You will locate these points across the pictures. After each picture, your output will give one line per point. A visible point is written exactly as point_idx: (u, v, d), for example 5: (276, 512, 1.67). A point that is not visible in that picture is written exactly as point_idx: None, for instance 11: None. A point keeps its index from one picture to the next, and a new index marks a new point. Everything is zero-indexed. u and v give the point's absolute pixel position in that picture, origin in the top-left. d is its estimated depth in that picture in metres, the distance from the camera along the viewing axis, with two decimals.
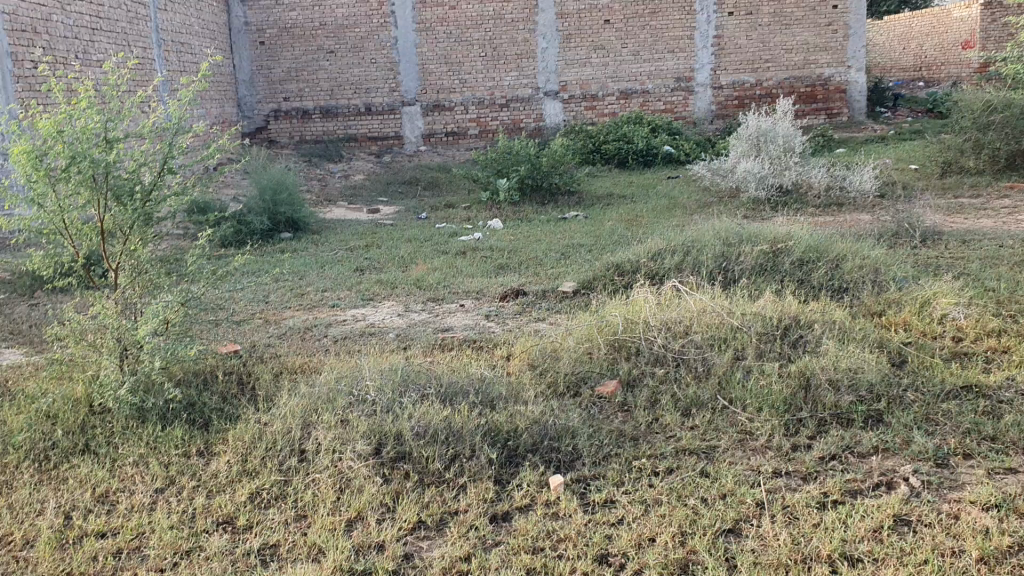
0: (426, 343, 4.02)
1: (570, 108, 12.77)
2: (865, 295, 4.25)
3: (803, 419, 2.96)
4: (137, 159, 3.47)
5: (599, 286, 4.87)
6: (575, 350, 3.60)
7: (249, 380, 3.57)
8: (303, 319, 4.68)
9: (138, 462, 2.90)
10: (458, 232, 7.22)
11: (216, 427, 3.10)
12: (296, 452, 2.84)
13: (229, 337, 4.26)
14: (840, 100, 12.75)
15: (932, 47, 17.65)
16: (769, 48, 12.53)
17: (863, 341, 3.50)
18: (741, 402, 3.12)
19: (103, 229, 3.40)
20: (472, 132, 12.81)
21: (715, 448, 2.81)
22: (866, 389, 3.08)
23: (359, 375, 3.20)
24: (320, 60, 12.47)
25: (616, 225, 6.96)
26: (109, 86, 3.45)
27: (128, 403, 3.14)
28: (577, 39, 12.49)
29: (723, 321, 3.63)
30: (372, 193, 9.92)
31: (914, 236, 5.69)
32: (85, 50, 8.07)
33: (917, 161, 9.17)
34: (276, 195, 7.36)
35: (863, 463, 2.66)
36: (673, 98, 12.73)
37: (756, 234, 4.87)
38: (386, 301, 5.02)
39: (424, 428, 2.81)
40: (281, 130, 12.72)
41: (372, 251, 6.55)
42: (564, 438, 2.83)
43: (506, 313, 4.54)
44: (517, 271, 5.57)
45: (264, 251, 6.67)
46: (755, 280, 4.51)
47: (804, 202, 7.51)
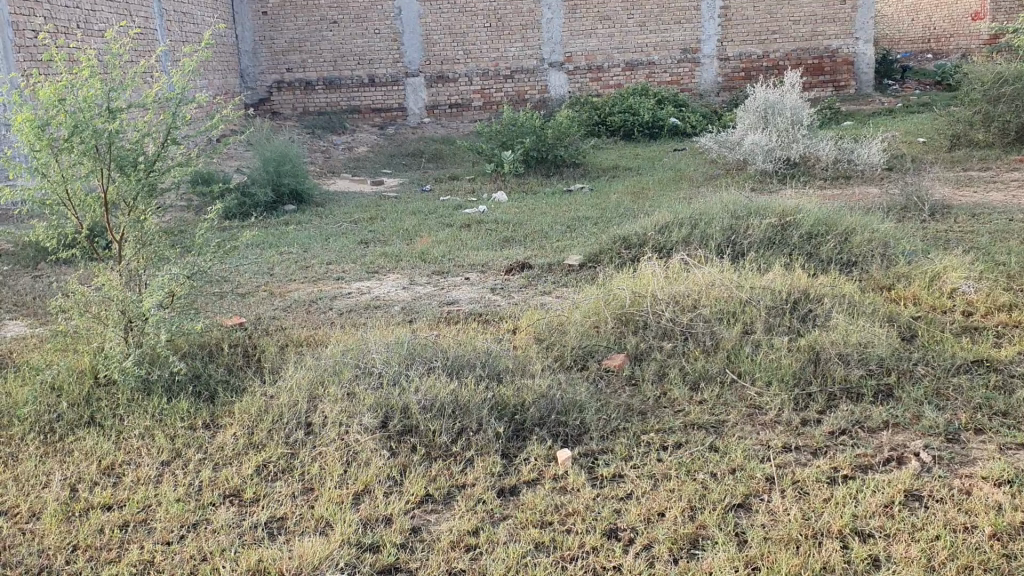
0: (431, 316, 4.00)
1: (575, 79, 12.67)
2: (874, 268, 4.21)
3: (812, 393, 2.94)
4: (139, 129, 3.44)
5: (605, 259, 4.84)
6: (582, 323, 3.58)
7: (254, 353, 3.56)
8: (307, 291, 4.66)
9: (143, 435, 2.89)
10: (463, 204, 7.18)
11: (221, 400, 3.08)
12: (302, 425, 2.82)
13: (233, 310, 4.24)
14: (847, 72, 12.65)
15: (941, 19, 17.49)
16: (776, 19, 12.41)
17: (872, 316, 3.47)
18: (749, 375, 3.10)
19: (106, 199, 3.38)
20: (476, 104, 12.73)
21: (724, 422, 2.79)
22: (876, 363, 3.05)
23: (365, 348, 3.18)
24: (323, 31, 12.35)
25: (622, 198, 6.92)
26: (110, 55, 3.41)
27: (133, 375, 3.12)
28: (583, 10, 12.37)
29: (732, 295, 3.60)
30: (375, 165, 9.86)
31: (922, 210, 5.64)
32: (86, 19, 8.00)
33: (925, 134, 9.09)
34: (280, 167, 7.31)
35: (874, 438, 2.64)
36: (679, 69, 12.62)
37: (764, 207, 4.82)
38: (391, 274, 4.99)
39: (431, 401, 2.79)
40: (284, 101, 12.63)
41: (376, 223, 6.52)
42: (572, 411, 2.81)
43: (511, 286, 4.51)
44: (522, 244, 5.54)
45: (268, 223, 6.64)
46: (762, 254, 4.47)
47: (811, 175, 7.46)
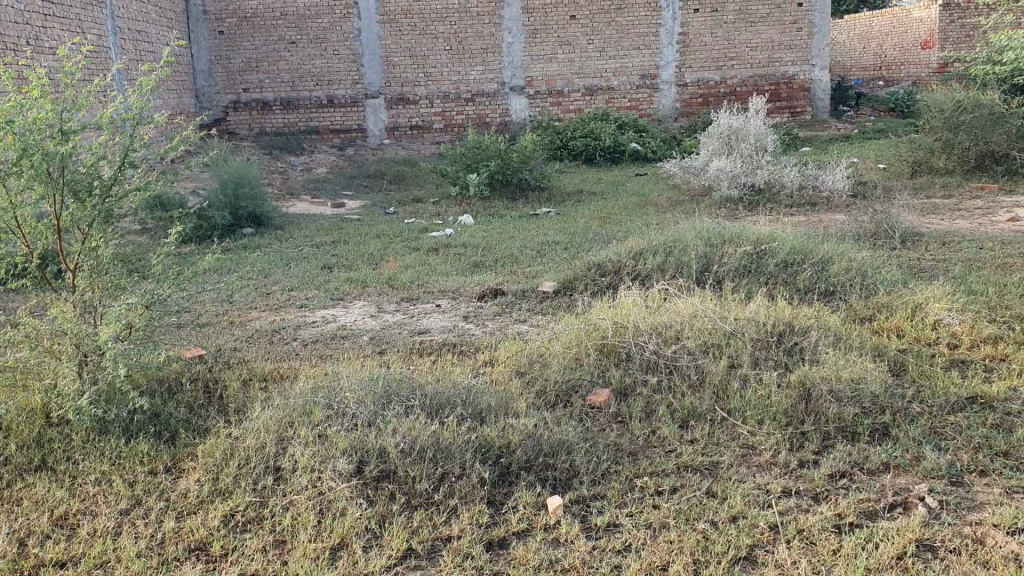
0: (404, 347, 3.83)
1: (536, 103, 12.62)
2: (854, 298, 4.14)
3: (807, 432, 2.84)
4: (94, 152, 3.24)
5: (580, 286, 4.70)
6: (564, 355, 3.44)
7: (217, 388, 3.36)
8: (270, 320, 4.47)
9: (99, 481, 2.67)
10: (428, 227, 7.03)
11: (184, 441, 2.88)
12: (271, 469, 2.64)
13: (193, 340, 4.04)
14: (804, 98, 12.77)
15: (891, 47, 17.79)
16: (733, 46, 12.48)
17: (861, 349, 3.38)
18: (740, 413, 2.98)
19: (59, 226, 3.17)
20: (437, 126, 12.60)
21: (718, 464, 2.68)
22: (870, 400, 2.95)
23: (336, 385, 3.00)
24: (281, 51, 12.16)
25: (590, 222, 6.83)
26: (62, 73, 3.22)
27: (89, 414, 2.91)
28: (543, 34, 12.32)
29: (716, 326, 3.49)
30: (336, 186, 9.69)
31: (892, 237, 5.61)
32: (37, 36, 7.73)
33: (885, 161, 9.14)
34: (238, 189, 7.11)
35: (874, 480, 2.54)
36: (638, 94, 12.64)
37: (739, 234, 4.74)
38: (358, 300, 4.83)
39: (410, 444, 2.62)
40: (240, 121, 12.38)
41: (339, 247, 6.35)
42: (559, 453, 2.68)
43: (485, 314, 4.36)
44: (493, 270, 5.40)
45: (227, 248, 6.42)
46: (739, 282, 4.38)
47: (777, 201, 7.44)
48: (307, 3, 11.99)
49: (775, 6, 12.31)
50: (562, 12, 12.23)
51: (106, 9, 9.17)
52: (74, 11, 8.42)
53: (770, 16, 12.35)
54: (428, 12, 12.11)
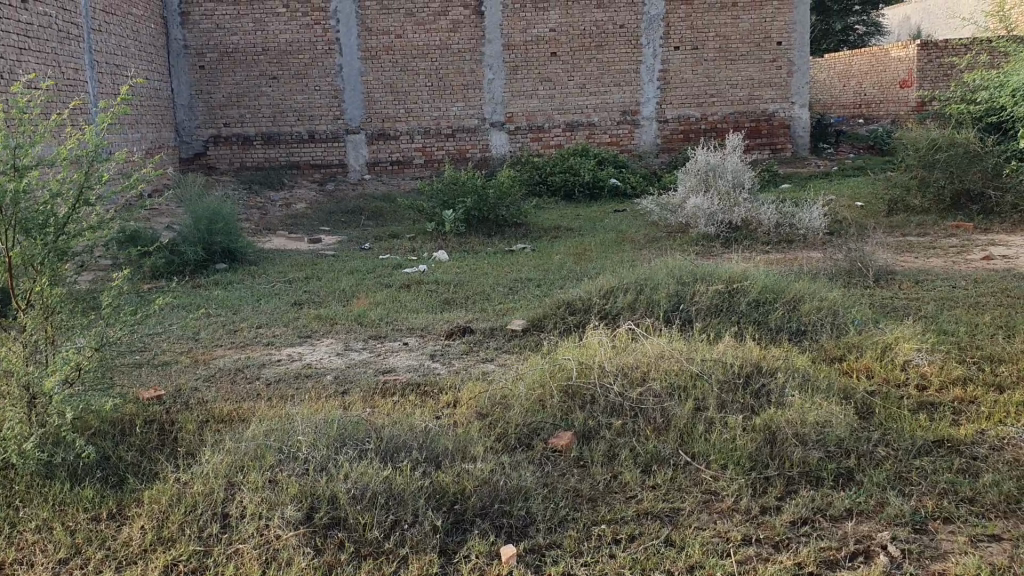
0: (366, 388, 3.76)
1: (517, 139, 12.62)
2: (825, 339, 4.11)
3: (770, 477, 2.78)
4: (50, 189, 3.19)
5: (549, 324, 4.64)
6: (527, 397, 3.37)
7: (172, 430, 3.27)
8: (235, 358, 4.39)
9: (39, 528, 2.58)
10: (402, 264, 6.96)
11: (131, 486, 2.80)
12: (218, 516, 2.56)
13: (152, 381, 3.96)
14: (784, 135, 12.86)
15: (870, 85, 17.98)
16: (714, 83, 12.56)
17: (828, 392, 3.33)
18: (703, 457, 2.92)
19: (11, 263, 3.09)
20: (417, 161, 12.59)
21: (679, 511, 2.62)
22: (835, 444, 2.90)
23: (290, 428, 2.92)
24: (262, 86, 12.16)
25: (566, 259, 6.79)
26: (19, 108, 3.18)
27: (33, 459, 2.82)
28: (524, 71, 12.38)
29: (682, 367, 3.43)
30: (313, 222, 9.63)
31: (866, 275, 5.59)
32: (10, 70, 7.67)
33: (862, 199, 9.16)
34: (211, 225, 7.03)
35: (837, 527, 2.48)
36: (619, 131, 12.68)
37: (711, 273, 4.70)
38: (325, 338, 4.75)
39: (362, 490, 2.56)
40: (220, 156, 12.33)
41: (311, 283, 6.27)
42: (516, 501, 2.61)
43: (452, 353, 4.30)
44: (464, 307, 5.35)
45: (197, 284, 6.34)
46: (710, 322, 4.33)
47: (754, 238, 7.42)
48: (289, 39, 12.03)
49: (755, 44, 12.44)
50: (543, 49, 12.31)
51: (83, 43, 9.17)
52: (49, 46, 8.40)
53: (750, 55, 12.47)
54: (410, 49, 12.18)
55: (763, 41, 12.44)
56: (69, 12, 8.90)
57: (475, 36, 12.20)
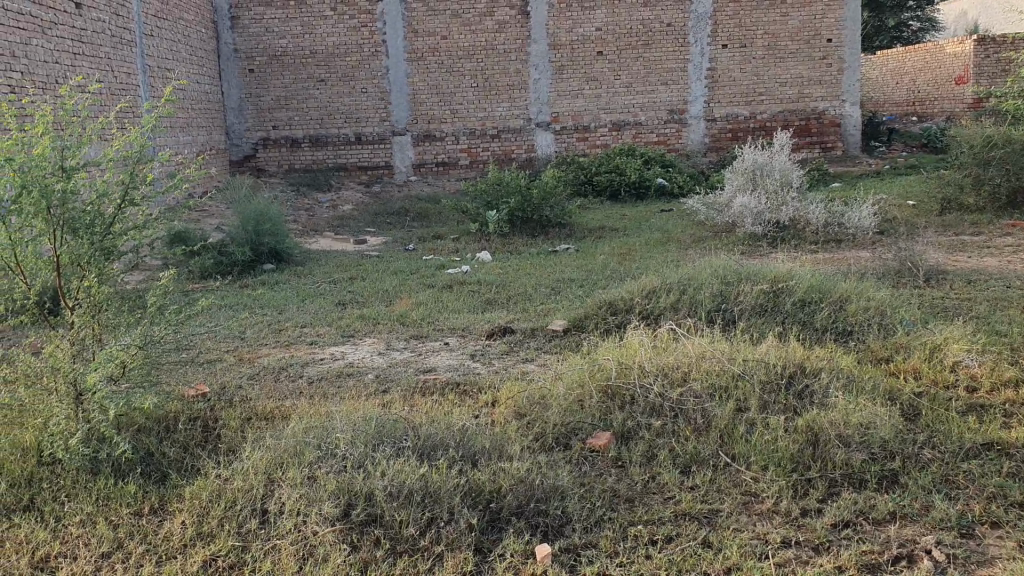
0: (407, 387, 3.77)
1: (562, 139, 12.59)
2: (871, 339, 4.02)
3: (812, 479, 2.73)
4: (95, 189, 3.26)
5: (591, 325, 4.62)
6: (566, 397, 3.35)
7: (215, 427, 3.32)
8: (278, 357, 4.43)
9: (84, 522, 2.63)
10: (445, 264, 6.98)
11: (173, 482, 2.84)
12: (257, 512, 2.59)
13: (197, 379, 4.02)
14: (835, 134, 12.67)
15: (925, 82, 17.64)
16: (763, 81, 12.42)
17: (873, 393, 3.27)
18: (744, 458, 2.88)
19: (59, 263, 3.16)
20: (463, 162, 12.63)
21: (717, 512, 2.58)
22: (879, 446, 2.84)
23: (328, 426, 2.94)
24: (311, 89, 12.29)
25: (609, 259, 6.76)
26: (66, 111, 3.25)
27: (80, 454, 2.88)
28: (570, 71, 12.35)
29: (724, 367, 3.38)
30: (359, 223, 9.71)
31: (917, 275, 5.48)
32: (65, 74, 7.85)
33: (914, 197, 8.98)
34: (259, 226, 7.12)
35: (880, 531, 2.43)
36: (666, 130, 12.59)
37: (755, 273, 4.64)
38: (368, 338, 4.78)
39: (398, 487, 2.57)
40: (269, 158, 12.50)
41: (355, 283, 6.32)
42: (552, 500, 2.60)
43: (492, 353, 4.29)
44: (506, 307, 5.35)
45: (244, 284, 6.42)
46: (754, 323, 4.27)
47: (802, 237, 7.31)
48: (336, 42, 12.14)
49: (805, 41, 12.27)
50: (589, 49, 12.27)
51: (136, 48, 9.36)
52: (103, 50, 8.58)
53: (799, 52, 12.31)
54: (456, 50, 12.22)
55: (812, 38, 12.27)
56: (122, 18, 9.09)
57: (520, 36, 12.20)
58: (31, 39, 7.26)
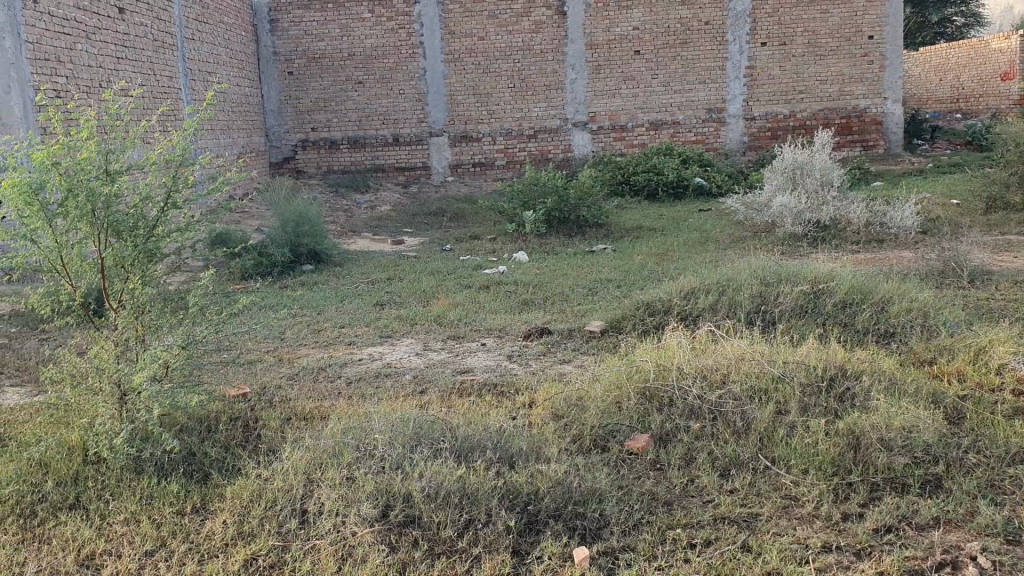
0: (444, 388, 3.78)
1: (600, 138, 12.56)
2: (914, 340, 3.97)
3: (853, 483, 2.70)
4: (139, 192, 3.31)
5: (628, 326, 4.60)
6: (604, 399, 3.34)
7: (255, 427, 3.36)
8: (317, 357, 4.47)
9: (128, 521, 2.68)
10: (482, 265, 7.00)
11: (215, 482, 2.88)
12: (298, 512, 2.61)
13: (238, 379, 4.06)
14: (876, 132, 12.51)
15: (969, 79, 17.36)
16: (803, 79, 12.29)
17: (916, 396, 3.22)
18: (784, 461, 2.86)
19: (103, 265, 3.22)
20: (500, 163, 12.65)
21: (757, 516, 2.56)
22: (922, 450, 2.80)
23: (367, 426, 2.96)
24: (349, 91, 12.38)
25: (647, 260, 6.74)
26: (111, 116, 3.30)
27: (123, 453, 2.93)
28: (607, 70, 12.31)
29: (763, 370, 3.35)
30: (397, 224, 9.76)
31: (961, 276, 5.38)
32: (108, 79, 7.98)
33: (958, 196, 8.83)
34: (298, 227, 7.19)
35: (923, 536, 2.39)
36: (704, 129, 12.51)
37: (795, 273, 4.59)
38: (405, 338, 4.81)
39: (436, 488, 2.58)
40: (308, 160, 12.61)
41: (393, 284, 6.36)
42: (590, 502, 2.60)
43: (529, 354, 4.30)
44: (543, 308, 5.35)
45: (284, 285, 6.49)
46: (794, 324, 4.23)
47: (842, 237, 7.22)
48: (374, 44, 12.22)
49: (846, 39, 12.13)
50: (626, 48, 12.22)
51: (177, 51, 9.49)
52: (145, 54, 8.72)
53: (840, 49, 12.17)
54: (493, 50, 12.24)
55: (853, 35, 12.12)
56: (164, 22, 9.23)
57: (557, 36, 12.19)
58: (75, 44, 7.38)
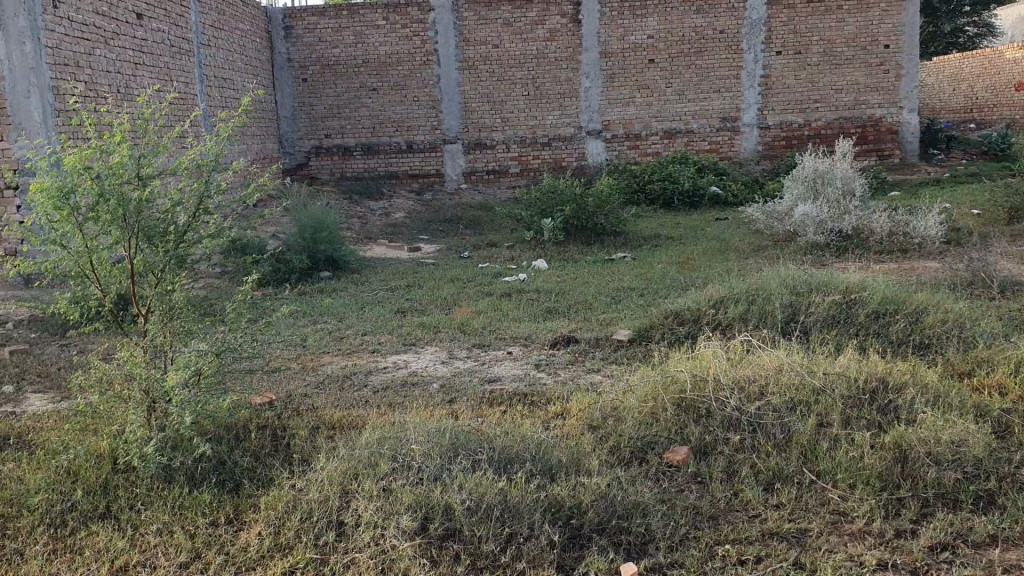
0: (473, 397, 3.72)
1: (614, 147, 12.50)
2: (951, 352, 3.90)
3: (903, 498, 2.63)
4: (170, 198, 3.27)
5: (656, 335, 4.54)
6: (639, 410, 3.28)
7: (284, 436, 3.30)
8: (342, 365, 4.41)
9: (161, 531, 2.62)
10: (502, 272, 6.94)
11: (248, 492, 2.82)
12: (334, 523, 2.55)
13: (263, 387, 4.00)
14: (892, 141, 12.43)
15: (983, 88, 17.29)
16: (818, 88, 12.23)
17: (960, 409, 3.14)
18: (829, 475, 2.79)
19: (133, 270, 3.18)
20: (514, 170, 12.60)
21: (806, 532, 2.50)
22: (972, 465, 2.73)
23: (401, 436, 2.90)
24: (363, 98, 12.36)
25: (668, 268, 6.68)
26: (143, 120, 3.27)
27: (155, 462, 2.88)
28: (621, 78, 12.26)
29: (803, 382, 3.28)
30: (413, 230, 9.72)
31: (991, 286, 5.31)
32: (127, 84, 7.96)
33: (980, 206, 8.74)
34: (316, 233, 7.16)
35: (980, 555, 2.33)
36: (719, 137, 12.43)
37: (826, 282, 4.52)
38: (429, 346, 4.75)
39: (476, 501, 2.51)
40: (322, 166, 12.57)
41: (413, 291, 6.31)
42: (634, 517, 2.54)
43: (558, 363, 4.24)
44: (566, 316, 5.29)
45: (303, 292, 6.43)
46: (827, 334, 4.16)
47: (866, 246, 7.14)
48: (388, 51, 12.21)
49: (861, 48, 12.08)
50: (641, 56, 12.18)
51: (194, 57, 9.47)
52: (162, 60, 8.70)
53: (856, 58, 12.12)
54: (507, 58, 12.22)
55: (869, 44, 12.08)
56: (180, 28, 9.21)
57: (572, 44, 12.17)
58: (94, 49, 7.36)
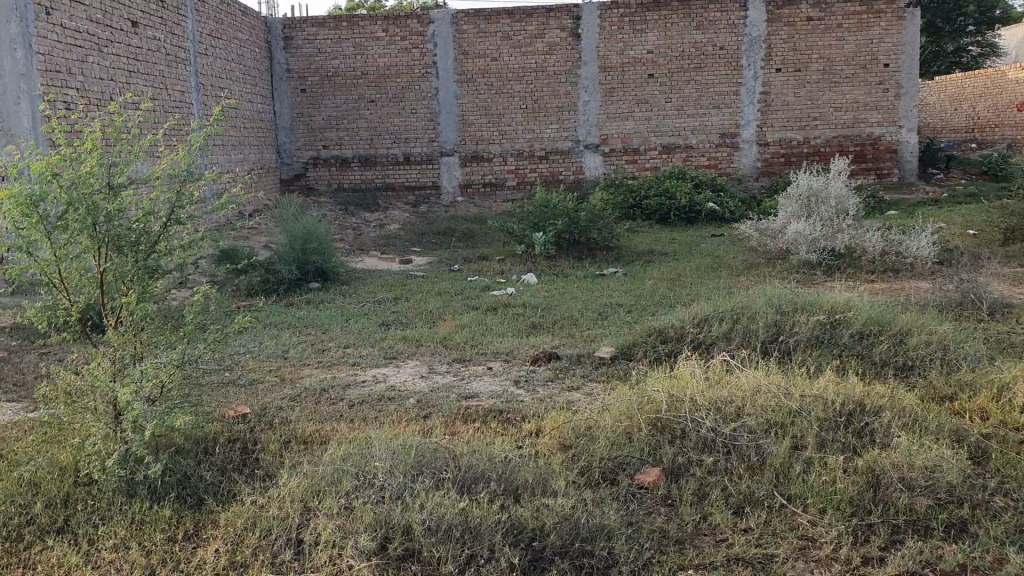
0: (448, 413, 3.68)
1: (611, 161, 12.48)
2: (933, 375, 3.85)
3: (873, 524, 2.58)
4: (143, 207, 3.24)
5: (639, 353, 4.49)
6: (614, 429, 3.23)
7: (253, 451, 3.25)
8: (321, 378, 4.38)
9: (117, 547, 2.58)
10: (490, 286, 6.91)
11: (209, 507, 2.78)
12: (293, 541, 2.51)
13: (238, 399, 3.97)
14: (891, 159, 12.40)
15: (985, 108, 17.28)
16: (817, 106, 12.21)
17: (938, 434, 3.09)
18: (800, 499, 2.74)
19: (103, 280, 3.14)
20: (510, 183, 12.58)
21: (772, 558, 2.45)
22: (946, 492, 2.68)
23: (367, 452, 2.85)
24: (360, 109, 12.36)
25: (657, 284, 6.64)
26: (116, 128, 3.24)
27: (116, 475, 2.83)
28: (620, 93, 12.24)
29: (780, 404, 3.24)
30: (406, 242, 9.71)
31: (980, 307, 5.25)
32: (120, 92, 7.95)
33: (975, 227, 8.69)
34: (306, 244, 7.12)
35: None
36: (718, 153, 12.40)
37: (812, 302, 4.48)
38: (410, 360, 4.70)
39: (437, 521, 2.47)
40: (319, 177, 12.57)
41: (401, 303, 6.28)
42: (598, 539, 2.49)
43: (537, 379, 4.19)
44: (551, 332, 5.25)
45: (290, 302, 6.40)
46: (810, 355, 4.11)
47: (858, 265, 7.07)
48: (386, 63, 12.21)
49: (861, 66, 12.07)
50: (640, 70, 12.16)
51: (190, 66, 9.47)
52: (157, 68, 8.69)
53: (855, 76, 12.11)
54: (505, 71, 12.21)
55: (868, 63, 12.07)
56: (177, 37, 9.21)
57: (571, 58, 12.16)
58: (86, 57, 7.34)
